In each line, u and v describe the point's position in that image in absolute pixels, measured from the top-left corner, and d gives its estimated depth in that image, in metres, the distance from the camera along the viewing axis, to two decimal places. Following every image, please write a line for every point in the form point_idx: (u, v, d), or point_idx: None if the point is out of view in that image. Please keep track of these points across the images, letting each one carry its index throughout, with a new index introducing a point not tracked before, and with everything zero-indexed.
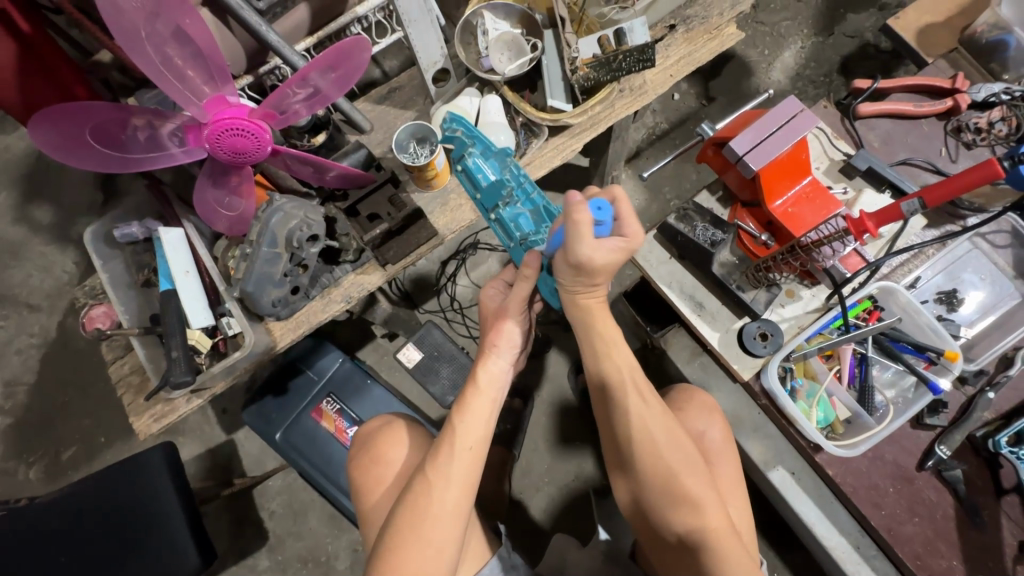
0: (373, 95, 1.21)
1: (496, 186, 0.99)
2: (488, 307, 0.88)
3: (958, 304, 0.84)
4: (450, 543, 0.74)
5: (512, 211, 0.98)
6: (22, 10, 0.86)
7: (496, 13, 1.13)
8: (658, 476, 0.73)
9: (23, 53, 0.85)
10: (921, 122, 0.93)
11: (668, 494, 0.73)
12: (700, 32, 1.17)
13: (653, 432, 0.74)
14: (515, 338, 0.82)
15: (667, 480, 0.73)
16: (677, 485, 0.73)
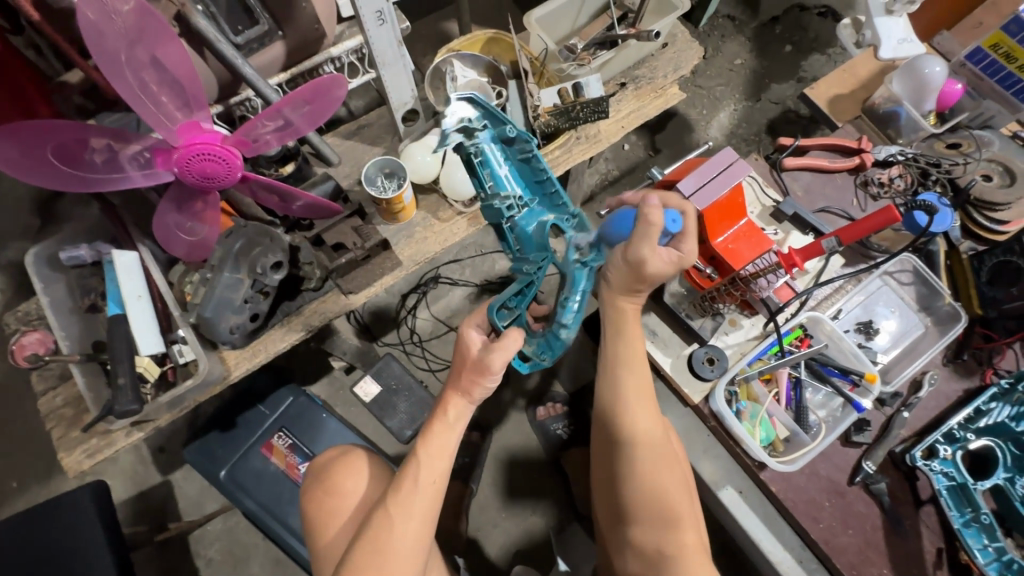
0: (341, 131, 1.26)
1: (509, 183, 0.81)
2: (468, 356, 0.78)
3: (874, 334, 0.95)
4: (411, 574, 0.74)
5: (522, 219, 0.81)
6: None
7: (464, 61, 1.22)
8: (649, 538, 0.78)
9: None
10: (836, 175, 1.06)
11: (651, 513, 0.78)
12: (647, 90, 1.31)
13: (649, 448, 0.78)
14: None
15: (657, 542, 0.77)
16: (657, 535, 0.78)
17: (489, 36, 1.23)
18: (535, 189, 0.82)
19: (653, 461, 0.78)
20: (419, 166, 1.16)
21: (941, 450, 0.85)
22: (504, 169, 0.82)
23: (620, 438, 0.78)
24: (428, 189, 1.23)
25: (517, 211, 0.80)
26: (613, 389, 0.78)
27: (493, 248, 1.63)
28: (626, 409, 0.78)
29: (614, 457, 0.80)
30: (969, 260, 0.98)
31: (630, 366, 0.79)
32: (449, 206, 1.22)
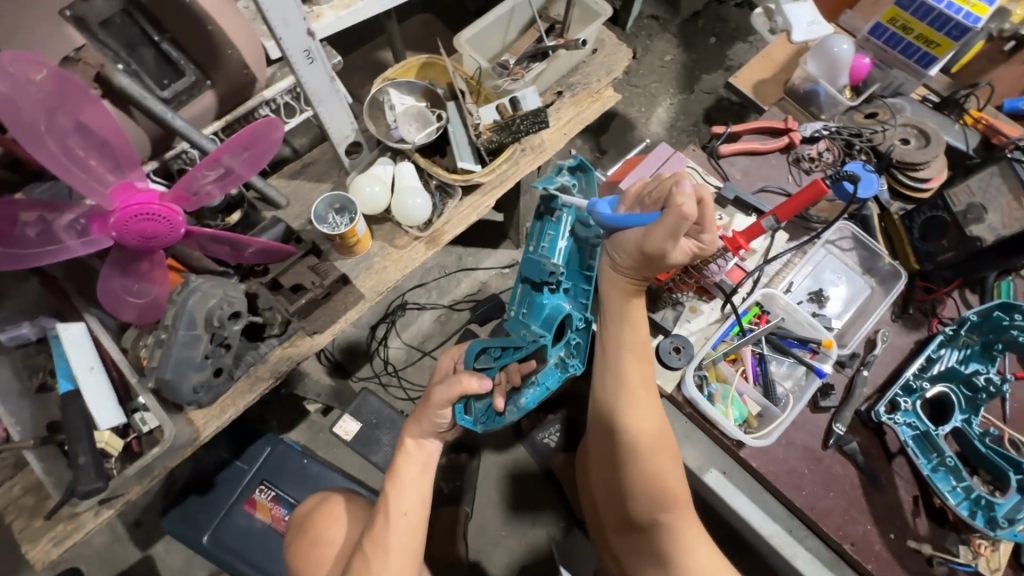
0: (286, 172, 1.25)
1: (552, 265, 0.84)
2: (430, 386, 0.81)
3: (825, 301, 0.99)
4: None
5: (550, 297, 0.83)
6: None
7: (400, 89, 1.23)
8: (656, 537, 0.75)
9: None
10: (768, 156, 1.12)
11: (655, 514, 0.76)
12: (584, 95, 1.35)
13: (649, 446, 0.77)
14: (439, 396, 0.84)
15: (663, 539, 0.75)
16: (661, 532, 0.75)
17: (423, 60, 1.25)
18: (574, 278, 0.85)
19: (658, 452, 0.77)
20: (368, 198, 1.17)
21: (901, 403, 0.88)
22: (565, 240, 0.83)
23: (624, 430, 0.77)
24: (381, 219, 1.23)
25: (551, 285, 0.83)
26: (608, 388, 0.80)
27: (456, 267, 1.64)
28: (627, 411, 0.78)
29: (614, 454, 0.79)
30: (900, 219, 1.04)
31: (630, 356, 0.80)
32: (405, 232, 1.22)
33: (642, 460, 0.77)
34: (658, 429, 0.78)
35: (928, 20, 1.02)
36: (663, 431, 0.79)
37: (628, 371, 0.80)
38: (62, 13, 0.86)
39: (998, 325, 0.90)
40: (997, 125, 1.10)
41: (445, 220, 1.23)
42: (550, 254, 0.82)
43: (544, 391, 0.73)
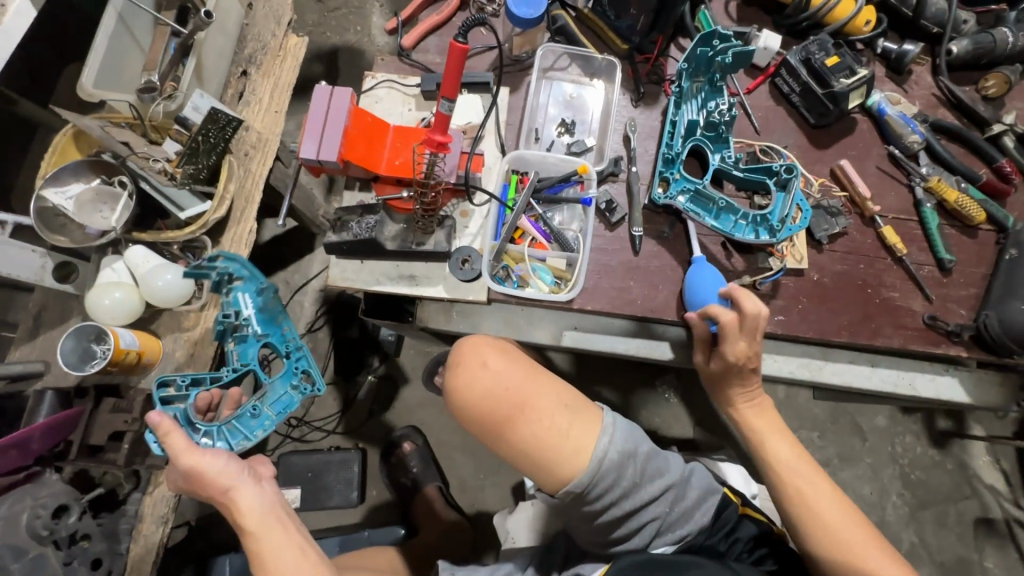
0: (22, 336, 1.08)
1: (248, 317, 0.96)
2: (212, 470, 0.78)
3: (572, 127, 0.99)
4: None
5: (244, 347, 0.96)
6: None
7: (59, 180, 1.02)
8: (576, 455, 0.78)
9: None
10: (453, 20, 1.04)
11: (568, 437, 0.79)
12: (269, 61, 1.23)
13: (743, 385, 0.86)
14: (231, 470, 0.79)
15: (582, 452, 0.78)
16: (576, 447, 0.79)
17: (70, 133, 1.06)
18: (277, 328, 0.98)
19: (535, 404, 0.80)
20: (116, 309, 1.03)
21: (671, 176, 0.92)
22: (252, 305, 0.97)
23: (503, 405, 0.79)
24: (152, 313, 1.10)
25: (246, 330, 0.96)
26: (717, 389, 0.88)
27: (289, 294, 1.54)
28: (497, 391, 0.80)
29: (502, 430, 0.79)
30: (591, 10, 1.01)
31: (470, 358, 0.82)
32: (186, 309, 1.09)
33: (541, 423, 0.79)
34: (532, 393, 0.80)
35: None
36: (528, 385, 0.81)
37: (508, 364, 0.82)
38: None
39: (706, 60, 0.94)
40: None
41: None
42: (239, 309, 0.96)
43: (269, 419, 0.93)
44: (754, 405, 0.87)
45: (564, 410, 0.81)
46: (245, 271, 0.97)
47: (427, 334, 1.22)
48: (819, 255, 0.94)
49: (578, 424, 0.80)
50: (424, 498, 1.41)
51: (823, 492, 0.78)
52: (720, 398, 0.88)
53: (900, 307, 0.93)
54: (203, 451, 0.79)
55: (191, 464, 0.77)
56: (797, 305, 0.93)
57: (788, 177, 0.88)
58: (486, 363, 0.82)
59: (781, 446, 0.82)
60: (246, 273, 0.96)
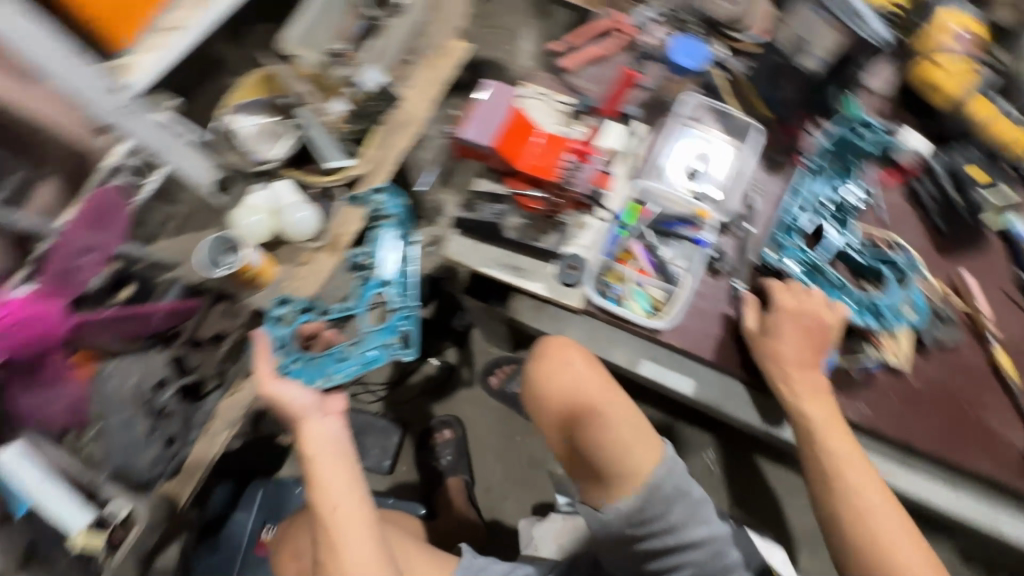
0: (168, 231, 1.23)
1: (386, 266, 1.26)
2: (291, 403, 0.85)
3: (702, 175, 1.02)
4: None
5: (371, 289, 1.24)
6: None
7: (245, 109, 1.21)
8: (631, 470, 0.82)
9: None
10: (612, 56, 1.13)
11: (626, 452, 0.83)
12: (434, 57, 1.35)
13: (801, 362, 0.86)
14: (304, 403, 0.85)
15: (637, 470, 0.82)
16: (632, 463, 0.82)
17: (262, 75, 1.21)
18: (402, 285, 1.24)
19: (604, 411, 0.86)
20: (253, 229, 1.17)
21: (784, 243, 0.96)
22: (392, 254, 1.26)
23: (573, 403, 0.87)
24: (278, 243, 1.23)
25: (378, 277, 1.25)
26: (773, 366, 0.87)
27: None
28: (572, 389, 0.88)
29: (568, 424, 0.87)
30: (745, 76, 1.06)
31: (556, 355, 0.91)
32: (305, 247, 1.22)
33: (604, 430, 0.84)
34: (603, 401, 0.87)
35: None
36: (602, 392, 0.87)
37: (589, 371, 0.88)
38: None
39: (847, 146, 1.00)
40: None
41: (337, 224, 1.21)
42: (380, 259, 1.27)
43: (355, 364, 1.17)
44: (812, 387, 0.85)
45: (631, 426, 0.85)
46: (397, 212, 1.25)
47: (501, 329, 1.28)
48: (919, 358, 0.93)
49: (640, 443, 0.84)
50: (449, 488, 1.44)
51: (879, 498, 0.77)
52: (775, 376, 0.87)
53: (998, 436, 0.89)
54: (281, 382, 0.86)
55: (268, 393, 0.85)
56: (884, 401, 0.91)
57: (907, 273, 0.91)
58: (570, 362, 0.90)
59: (840, 445, 0.81)
60: (397, 213, 1.24)
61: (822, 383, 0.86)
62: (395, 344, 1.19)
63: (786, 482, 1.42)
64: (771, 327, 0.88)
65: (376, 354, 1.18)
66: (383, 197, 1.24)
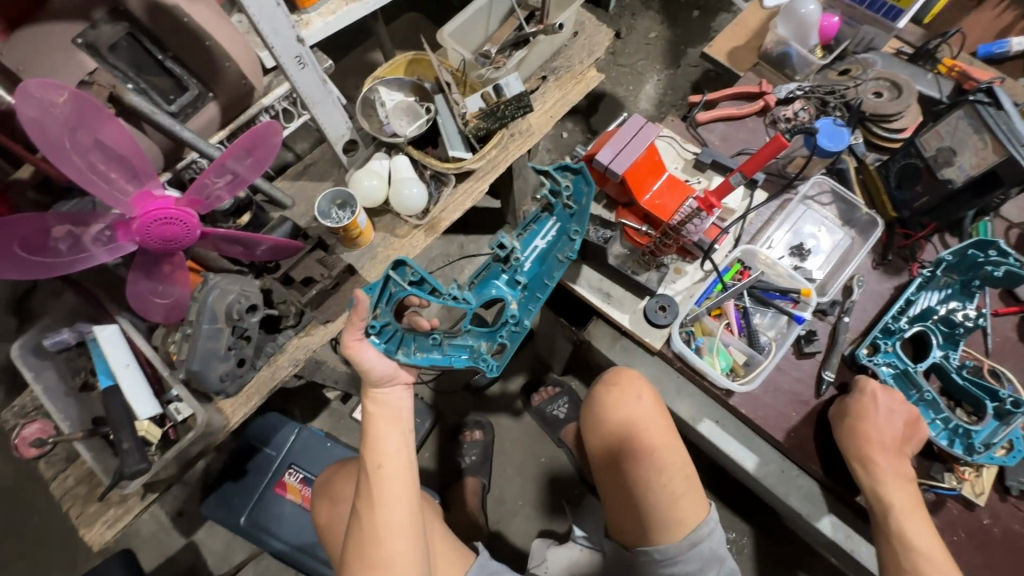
0: (289, 174, 1.33)
1: (533, 252, 0.92)
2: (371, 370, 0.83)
3: (806, 255, 1.02)
4: (411, 554, 0.77)
5: (497, 276, 0.90)
6: None
7: (390, 85, 1.30)
8: (675, 519, 0.81)
9: None
10: (746, 120, 1.15)
11: (676, 502, 0.82)
12: (567, 78, 1.40)
13: (885, 446, 0.82)
14: (381, 372, 0.84)
15: (680, 522, 0.81)
16: (678, 515, 0.81)
17: (410, 58, 1.32)
18: (533, 286, 0.92)
19: (663, 456, 0.85)
20: (367, 192, 1.23)
21: (882, 343, 0.93)
22: (544, 243, 0.92)
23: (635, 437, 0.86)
24: (382, 210, 1.30)
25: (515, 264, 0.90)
26: (860, 448, 0.83)
27: (458, 255, 1.68)
28: (638, 423, 0.86)
29: (624, 456, 0.86)
30: (876, 170, 1.07)
31: (629, 386, 0.89)
32: (405, 221, 1.29)
33: (660, 473, 0.83)
34: (665, 445, 0.85)
35: None
36: (666, 437, 0.86)
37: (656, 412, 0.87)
38: (74, 41, 0.93)
39: (973, 263, 0.92)
40: (971, 71, 1.13)
41: (441, 208, 1.28)
42: (528, 242, 0.92)
43: (444, 363, 0.86)
44: (894, 471, 0.82)
45: (685, 478, 0.84)
46: (578, 200, 0.92)
47: (562, 347, 1.30)
48: (1000, 503, 0.87)
49: (690, 497, 0.83)
50: (466, 488, 1.43)
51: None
52: (853, 455, 0.84)
53: None
54: (364, 344, 0.84)
55: (352, 354, 0.82)
56: (952, 535, 0.86)
57: (1012, 410, 0.84)
58: (642, 399, 0.88)
59: (923, 536, 0.79)
60: (579, 204, 0.91)
61: (904, 468, 0.83)
62: (488, 351, 0.87)
63: None
64: (854, 406, 0.85)
65: (462, 353, 0.88)
66: (569, 181, 0.92)
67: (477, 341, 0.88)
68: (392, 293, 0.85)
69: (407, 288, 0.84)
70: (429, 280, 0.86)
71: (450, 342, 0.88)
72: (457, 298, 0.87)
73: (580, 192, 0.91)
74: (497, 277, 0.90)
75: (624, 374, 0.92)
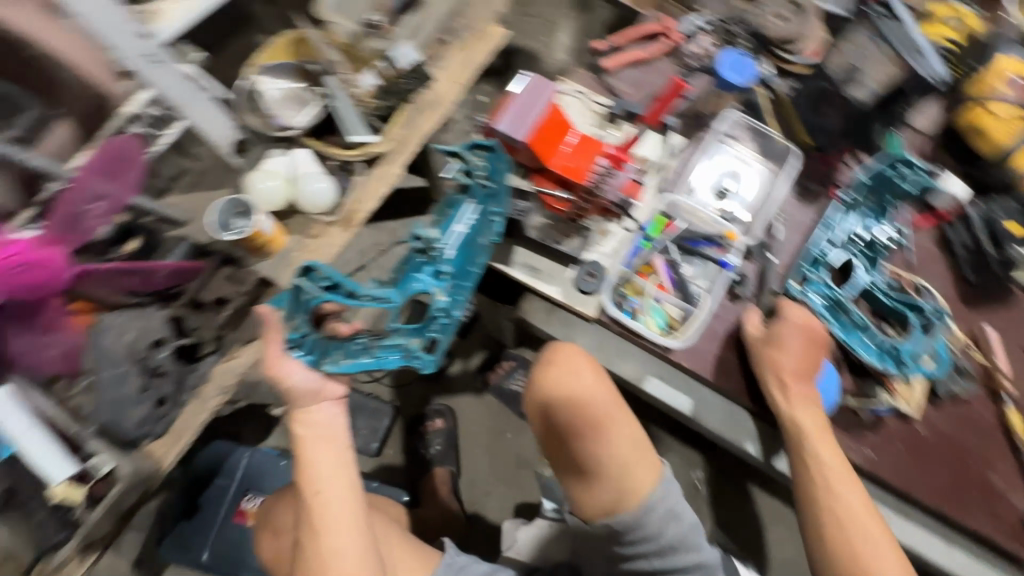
0: (180, 186, 1.20)
1: (458, 240, 0.85)
2: (291, 388, 0.78)
3: (730, 195, 1.00)
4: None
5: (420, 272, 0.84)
6: None
7: (272, 73, 1.17)
8: (628, 487, 0.81)
9: None
10: (655, 61, 1.09)
11: (625, 470, 0.81)
12: (469, 39, 1.30)
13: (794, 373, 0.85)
14: (301, 387, 0.78)
15: (633, 489, 0.81)
16: (630, 482, 0.81)
17: (292, 38, 1.17)
18: (460, 275, 0.86)
19: (609, 427, 0.83)
20: (266, 194, 1.16)
21: (811, 275, 0.92)
22: (465, 227, 0.86)
23: (577, 414, 0.83)
24: (291, 211, 1.20)
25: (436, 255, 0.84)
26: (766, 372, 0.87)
27: (390, 242, 1.60)
28: (580, 399, 0.84)
29: (566, 436, 0.84)
30: (786, 96, 1.03)
31: (565, 364, 0.86)
32: (317, 220, 1.19)
33: (606, 445, 0.82)
34: (610, 416, 0.83)
35: None
36: (610, 407, 0.84)
37: (597, 385, 0.85)
38: None
39: (886, 181, 0.94)
40: None
41: (354, 198, 1.19)
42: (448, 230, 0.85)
43: (377, 367, 0.81)
44: (802, 392, 0.85)
45: (634, 445, 0.83)
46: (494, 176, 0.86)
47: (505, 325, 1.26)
48: (933, 409, 0.91)
49: (640, 463, 0.82)
50: (437, 478, 1.41)
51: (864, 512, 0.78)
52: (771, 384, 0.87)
53: (1001, 498, 0.88)
54: (291, 362, 0.79)
55: (274, 372, 0.78)
56: (892, 448, 0.90)
57: (932, 318, 0.88)
58: (580, 372, 0.85)
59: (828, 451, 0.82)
60: (496, 180, 0.85)
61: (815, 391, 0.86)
62: (419, 348, 0.84)
63: (779, 514, 1.38)
64: (773, 334, 0.86)
65: (394, 354, 0.83)
66: (482, 161, 0.86)
67: (409, 339, 0.84)
68: (307, 303, 0.76)
69: (321, 295, 0.76)
70: (345, 282, 0.78)
71: (379, 345, 0.82)
72: (379, 300, 0.80)
73: (494, 166, 0.85)
74: (420, 270, 0.83)
75: (561, 351, 0.89)
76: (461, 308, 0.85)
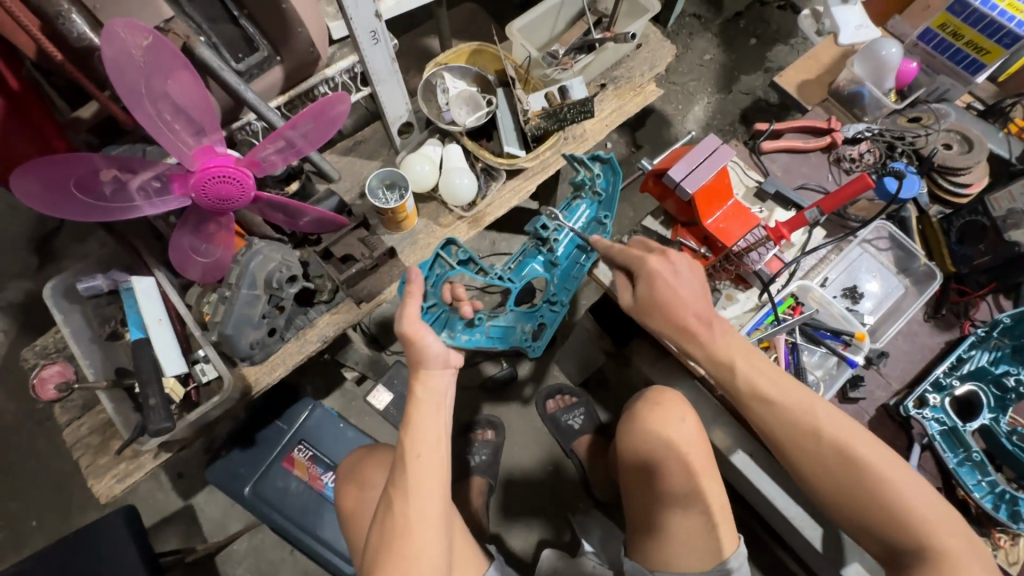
0: (338, 148, 1.31)
1: (566, 239, 1.03)
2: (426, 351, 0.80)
3: (859, 298, 1.01)
4: (436, 553, 0.75)
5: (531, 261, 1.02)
6: (14, 71, 0.88)
7: (454, 73, 1.28)
8: (706, 542, 0.83)
9: (14, 110, 0.86)
10: (810, 154, 1.13)
11: (709, 525, 0.83)
12: (627, 89, 1.38)
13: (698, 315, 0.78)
14: (434, 352, 0.80)
15: (711, 546, 0.83)
16: (710, 537, 0.83)
17: (474, 48, 1.30)
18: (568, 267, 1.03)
19: (701, 480, 0.86)
20: (417, 176, 1.22)
21: (930, 398, 0.92)
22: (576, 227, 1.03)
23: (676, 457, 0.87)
24: (428, 197, 1.28)
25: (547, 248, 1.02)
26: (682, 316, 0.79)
27: (490, 251, 1.66)
28: (680, 445, 0.87)
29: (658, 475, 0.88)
30: (938, 222, 1.07)
31: (670, 409, 0.91)
32: (449, 212, 1.27)
33: (697, 496, 0.85)
34: (705, 469, 0.87)
35: (979, 27, 1.04)
36: (705, 462, 0.87)
37: (697, 438, 0.89)
38: None
39: None
40: None
41: (487, 202, 1.27)
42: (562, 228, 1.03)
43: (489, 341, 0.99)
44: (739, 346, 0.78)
45: (719, 504, 0.85)
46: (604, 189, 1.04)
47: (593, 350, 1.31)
48: None
49: (722, 523, 0.84)
50: (473, 487, 1.41)
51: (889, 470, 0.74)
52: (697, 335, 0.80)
53: None
54: (424, 329, 0.81)
55: (410, 332, 0.80)
56: None
57: None
58: (685, 420, 0.90)
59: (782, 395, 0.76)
60: (606, 192, 1.04)
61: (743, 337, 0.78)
62: (527, 332, 1.02)
63: None
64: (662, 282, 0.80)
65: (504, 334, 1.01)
66: (599, 169, 1.03)
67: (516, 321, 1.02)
68: (440, 274, 1.01)
69: (453, 267, 1.01)
70: (474, 259, 1.02)
71: (491, 323, 1.00)
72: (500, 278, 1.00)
73: (605, 181, 1.04)
74: (535, 259, 1.02)
75: (666, 397, 0.94)
76: (566, 297, 1.00)
